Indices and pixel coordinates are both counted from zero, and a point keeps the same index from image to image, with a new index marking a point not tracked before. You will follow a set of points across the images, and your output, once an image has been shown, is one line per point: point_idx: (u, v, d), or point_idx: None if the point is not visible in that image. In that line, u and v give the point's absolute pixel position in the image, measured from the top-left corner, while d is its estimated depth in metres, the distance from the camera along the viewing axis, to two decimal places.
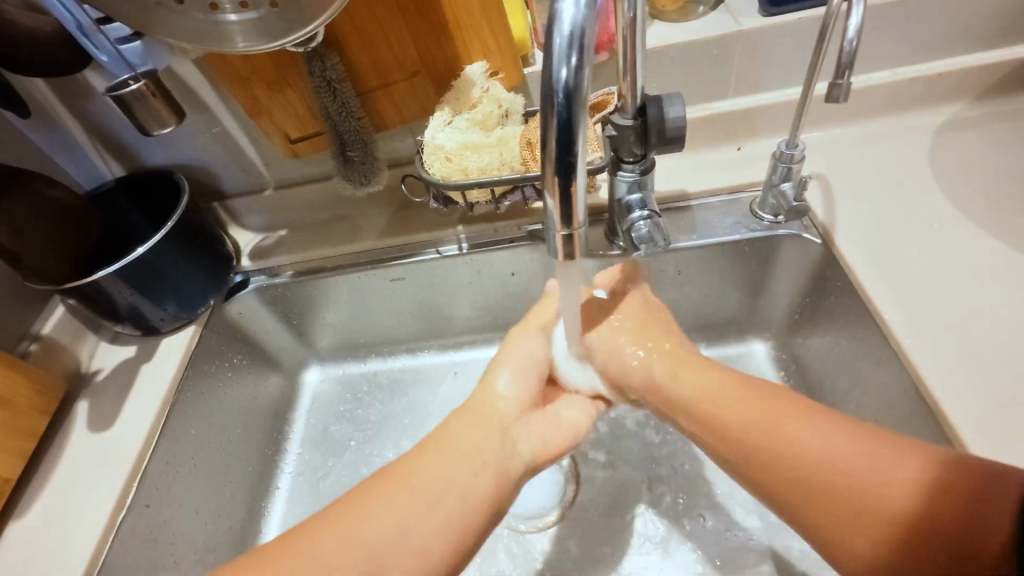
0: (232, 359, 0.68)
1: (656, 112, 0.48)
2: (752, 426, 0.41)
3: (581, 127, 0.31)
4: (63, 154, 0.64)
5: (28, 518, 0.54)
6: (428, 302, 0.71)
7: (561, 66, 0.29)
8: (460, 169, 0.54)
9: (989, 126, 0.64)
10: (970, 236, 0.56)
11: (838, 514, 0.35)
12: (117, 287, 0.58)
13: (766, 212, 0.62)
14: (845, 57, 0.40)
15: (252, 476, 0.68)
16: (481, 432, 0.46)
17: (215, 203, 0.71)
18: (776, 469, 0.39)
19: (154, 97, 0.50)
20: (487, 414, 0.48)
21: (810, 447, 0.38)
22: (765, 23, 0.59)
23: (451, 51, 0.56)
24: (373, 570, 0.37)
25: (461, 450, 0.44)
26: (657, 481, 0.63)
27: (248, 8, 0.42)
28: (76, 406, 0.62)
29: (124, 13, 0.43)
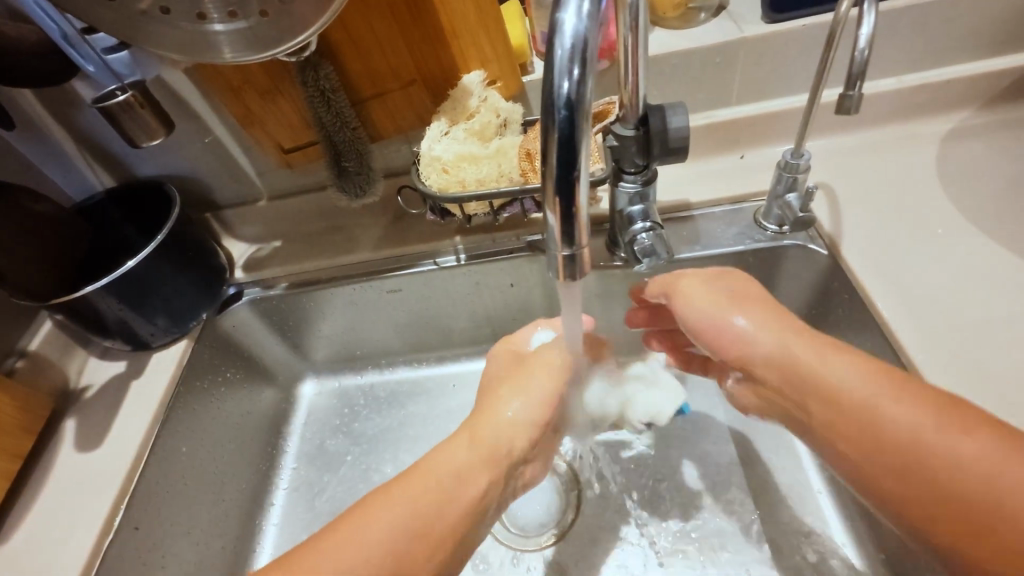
0: (225, 373, 0.66)
1: (658, 123, 0.46)
2: (897, 426, 0.35)
3: (584, 141, 0.29)
4: (51, 165, 0.62)
5: (11, 544, 0.52)
6: (426, 314, 0.70)
7: (563, 78, 0.28)
8: (457, 180, 0.53)
9: (995, 134, 0.63)
10: (979, 247, 0.54)
11: (943, 498, 0.33)
12: (104, 301, 0.56)
13: (771, 221, 0.60)
14: (856, 67, 0.39)
15: (247, 494, 0.67)
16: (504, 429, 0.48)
17: (209, 213, 0.69)
18: (955, 505, 0.32)
19: (142, 108, 0.49)
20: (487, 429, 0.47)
21: (919, 430, 0.34)
22: (768, 30, 0.58)
23: (447, 58, 0.54)
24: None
25: (472, 441, 0.46)
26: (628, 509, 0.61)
27: (237, 17, 0.41)
28: (63, 424, 0.60)
29: (107, 23, 0.41)
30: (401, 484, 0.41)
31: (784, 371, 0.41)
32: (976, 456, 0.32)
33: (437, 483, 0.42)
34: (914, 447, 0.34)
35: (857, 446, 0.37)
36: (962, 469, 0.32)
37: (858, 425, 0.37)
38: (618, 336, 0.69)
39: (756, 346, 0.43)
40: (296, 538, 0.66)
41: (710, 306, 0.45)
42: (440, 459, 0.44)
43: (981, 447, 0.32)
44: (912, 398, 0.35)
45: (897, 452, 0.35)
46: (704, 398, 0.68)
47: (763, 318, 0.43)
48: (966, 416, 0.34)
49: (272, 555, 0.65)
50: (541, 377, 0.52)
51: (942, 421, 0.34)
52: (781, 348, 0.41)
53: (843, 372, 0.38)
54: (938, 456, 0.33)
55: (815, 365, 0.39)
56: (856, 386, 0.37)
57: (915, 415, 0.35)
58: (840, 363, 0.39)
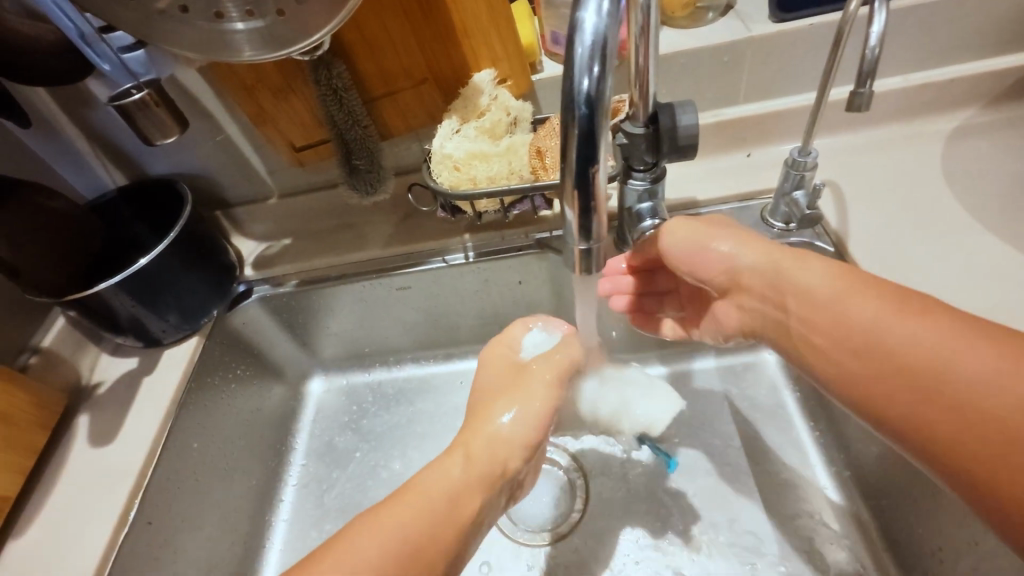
0: (235, 370, 0.67)
1: (669, 120, 0.46)
2: (865, 324, 0.37)
3: (602, 137, 0.29)
4: (65, 163, 0.63)
5: (26, 538, 0.53)
6: (434, 311, 0.70)
7: (583, 75, 0.28)
8: (468, 178, 0.53)
9: (1000, 133, 0.63)
10: (986, 244, 0.55)
11: (911, 387, 0.34)
12: (117, 297, 0.56)
13: (777, 219, 0.60)
14: (866, 65, 0.39)
15: (257, 489, 0.67)
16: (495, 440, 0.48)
17: (219, 211, 0.70)
18: (921, 392, 0.33)
19: (157, 106, 0.49)
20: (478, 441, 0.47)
21: (883, 323, 0.36)
22: (776, 29, 0.59)
23: (458, 57, 0.55)
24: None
25: (467, 456, 0.46)
26: (636, 504, 0.62)
27: (255, 16, 0.41)
28: (76, 420, 0.60)
29: (126, 22, 0.42)
30: (391, 505, 0.40)
31: (764, 279, 0.44)
32: (929, 336, 0.34)
33: (432, 498, 0.41)
34: (880, 341, 0.36)
35: (828, 339, 0.39)
36: (924, 355, 0.34)
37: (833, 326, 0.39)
38: (626, 333, 0.70)
39: (743, 263, 0.46)
40: (306, 534, 0.66)
41: (698, 239, 0.48)
42: (431, 479, 0.43)
43: (930, 326, 0.34)
44: (878, 295, 0.37)
45: (865, 345, 0.37)
46: (711, 394, 0.69)
47: (747, 242, 0.46)
48: (931, 307, 0.35)
49: (282, 551, 0.65)
50: (535, 391, 0.51)
51: (903, 309, 0.36)
52: (768, 263, 0.44)
53: (815, 275, 0.41)
54: (902, 348, 0.35)
55: (788, 274, 0.43)
56: (824, 286, 0.40)
57: (871, 306, 0.37)
58: (814, 267, 0.41)
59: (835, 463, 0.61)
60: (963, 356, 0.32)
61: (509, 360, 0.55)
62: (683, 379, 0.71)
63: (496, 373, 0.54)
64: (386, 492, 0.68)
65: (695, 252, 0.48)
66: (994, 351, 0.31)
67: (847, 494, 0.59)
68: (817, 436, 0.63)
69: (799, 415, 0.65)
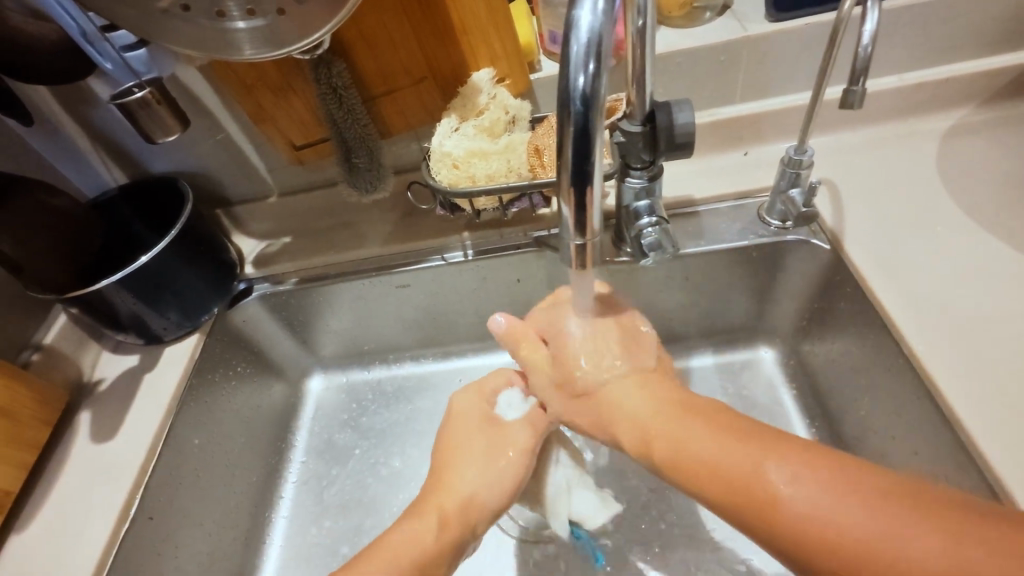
0: (235, 367, 0.67)
1: (666, 119, 0.47)
2: (708, 464, 0.36)
3: (598, 134, 0.30)
4: (66, 161, 0.63)
5: (28, 532, 0.53)
6: (433, 309, 0.71)
7: (578, 73, 0.29)
8: (467, 176, 0.54)
9: (995, 131, 0.64)
10: (981, 241, 0.55)
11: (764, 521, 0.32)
12: (118, 294, 0.57)
13: (774, 217, 0.61)
14: (859, 63, 0.40)
15: (256, 486, 0.68)
16: (453, 499, 0.47)
17: (219, 210, 0.70)
18: (773, 525, 0.32)
19: (159, 105, 0.50)
20: (435, 504, 0.47)
21: (721, 462, 0.35)
22: (772, 29, 0.59)
23: (456, 55, 0.55)
24: None
25: (423, 517, 0.45)
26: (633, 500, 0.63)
27: (256, 15, 0.42)
28: (78, 416, 0.61)
29: (127, 20, 0.42)
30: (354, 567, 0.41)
31: (648, 456, 0.41)
32: (797, 494, 0.31)
33: (391, 556, 0.42)
34: (723, 473, 0.35)
35: (717, 506, 0.35)
36: (765, 488, 0.33)
37: (688, 463, 0.37)
38: None
39: (614, 425, 0.44)
40: (306, 529, 0.67)
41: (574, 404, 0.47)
42: (403, 537, 0.43)
43: (804, 488, 0.31)
44: (711, 433, 0.37)
45: (713, 480, 0.35)
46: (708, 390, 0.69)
47: (650, 397, 0.43)
48: (756, 439, 0.36)
49: (282, 546, 0.66)
50: (511, 451, 0.49)
51: (775, 454, 0.34)
52: (637, 434, 0.41)
53: (676, 422, 0.40)
54: (744, 480, 0.34)
55: (663, 438, 0.40)
56: (700, 447, 0.37)
57: (710, 445, 0.37)
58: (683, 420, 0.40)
59: None
60: (825, 517, 0.30)
61: (486, 417, 0.52)
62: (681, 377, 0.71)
63: (475, 430, 0.52)
64: (385, 489, 0.68)
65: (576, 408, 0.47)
66: (811, 478, 0.32)
67: None
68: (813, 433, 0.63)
69: (795, 413, 0.65)
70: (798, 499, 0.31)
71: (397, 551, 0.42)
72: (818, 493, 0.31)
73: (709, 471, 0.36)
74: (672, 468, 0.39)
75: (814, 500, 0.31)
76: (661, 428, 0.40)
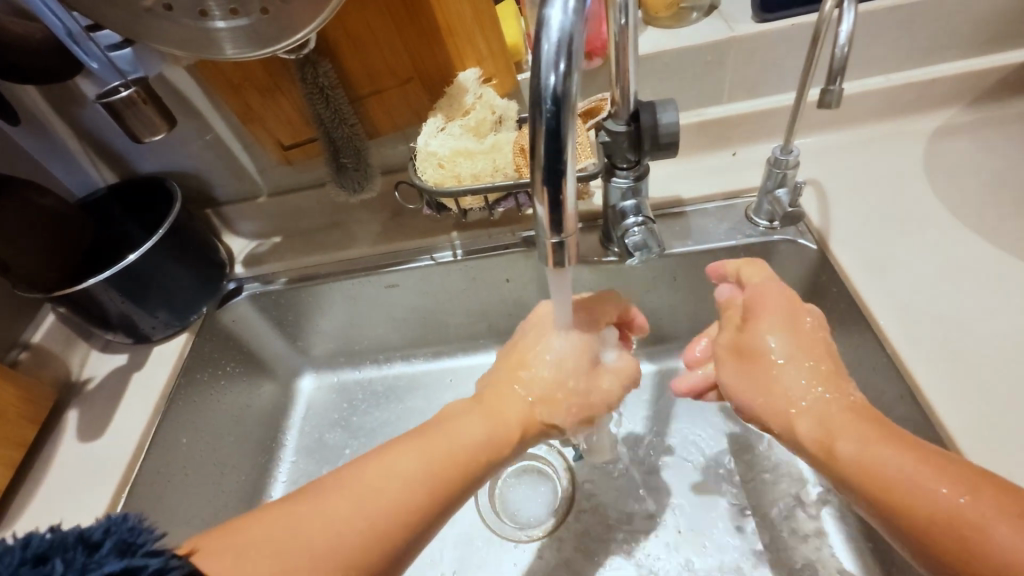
0: (225, 367, 0.67)
1: (649, 119, 0.47)
2: (892, 487, 0.34)
3: (570, 133, 0.30)
4: (53, 160, 0.63)
5: (15, 530, 0.53)
6: (423, 309, 0.71)
7: (549, 72, 0.29)
8: (452, 175, 0.54)
9: (982, 131, 0.64)
10: (967, 242, 0.55)
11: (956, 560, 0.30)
12: (106, 294, 0.57)
13: (761, 217, 0.61)
14: (837, 63, 0.40)
15: (246, 485, 0.68)
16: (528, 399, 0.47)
17: (209, 209, 0.70)
18: (967, 566, 0.30)
19: (145, 104, 0.50)
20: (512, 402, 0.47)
21: (903, 482, 0.34)
22: (758, 29, 0.59)
23: (442, 55, 0.55)
24: (389, 509, 0.37)
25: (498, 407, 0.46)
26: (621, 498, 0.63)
27: (238, 15, 0.42)
28: (66, 415, 0.61)
29: (111, 20, 0.42)
30: (433, 435, 0.42)
31: (813, 449, 0.40)
32: (1016, 538, 0.28)
33: (464, 436, 0.43)
34: (908, 495, 0.33)
35: (897, 528, 0.34)
36: (961, 526, 0.30)
37: (864, 475, 0.36)
38: None
39: (790, 417, 0.42)
40: None
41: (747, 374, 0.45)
42: (485, 437, 0.43)
43: (1022, 533, 0.28)
44: (902, 450, 0.35)
45: (895, 502, 0.34)
46: None
47: (836, 398, 0.41)
48: (960, 469, 0.32)
49: None
50: (599, 398, 0.48)
51: (974, 488, 0.31)
52: (818, 427, 0.40)
53: (874, 443, 0.36)
54: (934, 511, 0.32)
55: (844, 438, 0.38)
56: (890, 464, 0.35)
57: (895, 459, 0.35)
58: (878, 439, 0.36)
59: None
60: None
61: (591, 354, 0.49)
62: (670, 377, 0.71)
63: (579, 359, 0.48)
64: None
65: (745, 380, 0.45)
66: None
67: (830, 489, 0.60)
68: None
69: None
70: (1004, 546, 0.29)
71: (472, 428, 0.44)
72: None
73: (890, 491, 0.34)
74: (843, 477, 0.37)
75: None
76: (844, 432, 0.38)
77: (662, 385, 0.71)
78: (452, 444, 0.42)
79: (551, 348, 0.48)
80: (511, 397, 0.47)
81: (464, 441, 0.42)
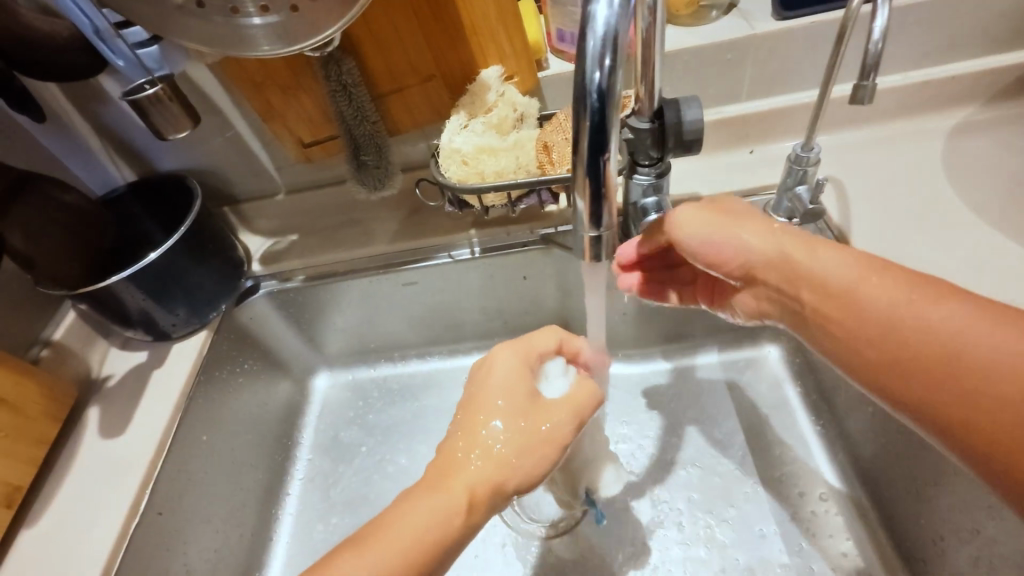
0: (243, 365, 0.67)
1: (673, 116, 0.47)
2: (847, 291, 0.37)
3: (612, 129, 0.30)
4: (73, 158, 0.64)
5: (39, 526, 0.54)
6: (439, 307, 0.71)
7: (594, 68, 0.29)
8: (476, 172, 0.54)
9: (1000, 129, 0.64)
10: (989, 238, 0.55)
11: (892, 345, 0.34)
12: (128, 291, 0.57)
13: (780, 215, 0.60)
14: (869, 59, 0.40)
15: (264, 482, 0.68)
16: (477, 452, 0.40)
17: (227, 207, 0.71)
18: (904, 349, 0.34)
19: (170, 101, 0.50)
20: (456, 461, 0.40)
21: (852, 285, 0.36)
22: (778, 27, 0.59)
23: (465, 54, 0.55)
24: None
25: (443, 471, 0.39)
26: (639, 495, 0.63)
27: (271, 12, 0.42)
28: (87, 412, 0.61)
29: (142, 16, 0.42)
30: (373, 530, 0.36)
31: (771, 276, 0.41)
32: (947, 319, 0.32)
33: (409, 524, 0.36)
34: (854, 296, 0.36)
35: (839, 328, 0.37)
36: (902, 318, 0.34)
37: (817, 286, 0.38)
38: (630, 327, 0.71)
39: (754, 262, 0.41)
40: (313, 526, 0.67)
41: (714, 223, 0.42)
42: (425, 518, 0.36)
43: (954, 310, 0.32)
44: (852, 263, 0.37)
45: (841, 304, 0.37)
46: (714, 386, 0.70)
47: (770, 233, 0.41)
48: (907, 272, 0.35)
49: (289, 543, 0.66)
50: (550, 434, 0.42)
51: (916, 288, 0.34)
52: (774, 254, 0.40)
53: (828, 259, 0.38)
54: (878, 309, 0.35)
55: (801, 258, 0.39)
56: (846, 272, 0.37)
57: (843, 264, 0.37)
58: (828, 253, 0.38)
59: (836, 455, 0.62)
60: (975, 338, 0.31)
61: (532, 365, 0.46)
62: (687, 374, 0.71)
63: (519, 392, 0.43)
64: (392, 486, 0.68)
65: (710, 230, 0.42)
66: (959, 309, 0.32)
67: (849, 485, 0.60)
68: (819, 431, 0.64)
69: (801, 409, 0.66)
70: (940, 324, 0.32)
71: (418, 512, 0.36)
72: (962, 324, 0.32)
73: (838, 298, 0.37)
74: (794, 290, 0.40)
75: (958, 329, 0.32)
76: (806, 262, 0.39)
77: (679, 383, 0.71)
78: (396, 539, 0.35)
79: (487, 397, 0.43)
80: (459, 460, 0.40)
81: (411, 529, 0.36)
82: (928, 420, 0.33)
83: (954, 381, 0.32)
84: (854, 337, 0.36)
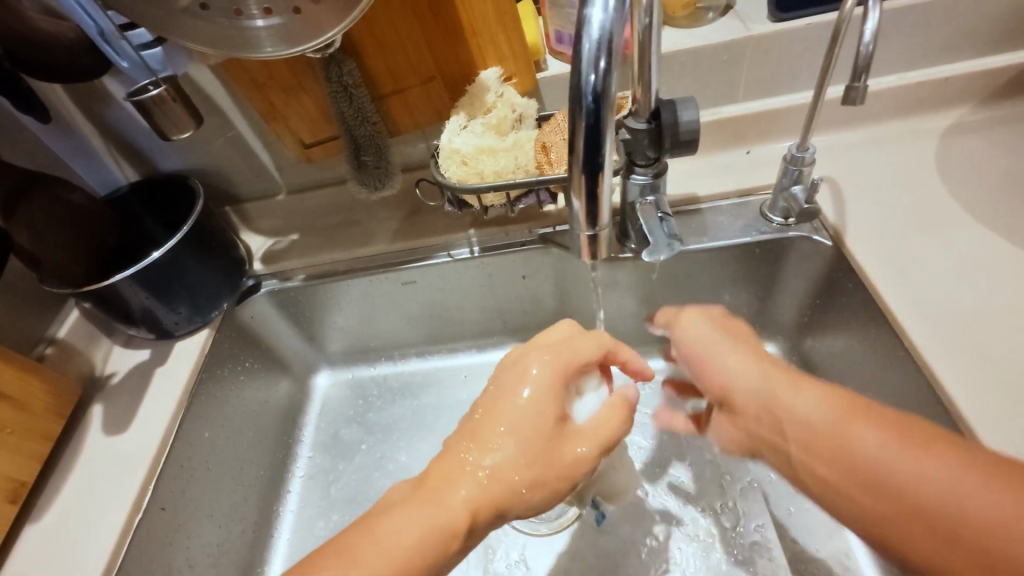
0: (244, 363, 0.68)
1: (670, 117, 0.47)
2: (837, 439, 0.37)
3: (608, 129, 0.31)
4: (76, 158, 0.64)
5: (43, 521, 0.54)
6: (439, 306, 0.72)
7: (590, 70, 0.29)
8: (475, 172, 0.55)
9: (994, 129, 0.65)
10: (981, 237, 0.56)
11: (873, 492, 0.35)
12: (131, 289, 0.58)
13: (776, 214, 0.62)
14: (861, 60, 0.41)
15: (265, 479, 0.68)
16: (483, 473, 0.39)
17: (229, 206, 0.72)
18: (891, 499, 0.34)
19: (174, 102, 0.50)
20: (460, 473, 0.39)
21: (834, 434, 0.37)
22: (774, 29, 0.60)
23: (465, 55, 0.56)
24: None
25: (446, 482, 0.39)
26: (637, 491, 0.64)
27: (273, 14, 0.43)
28: (91, 409, 0.61)
29: (147, 18, 0.43)
30: (371, 535, 0.36)
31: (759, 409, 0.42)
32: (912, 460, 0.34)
33: (405, 535, 0.36)
34: (841, 444, 0.37)
35: (817, 464, 0.38)
36: (882, 465, 0.35)
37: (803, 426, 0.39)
38: (628, 325, 0.71)
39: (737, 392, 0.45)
40: (314, 523, 0.67)
41: (716, 339, 0.49)
42: (421, 533, 0.36)
43: (945, 463, 0.33)
44: (836, 407, 0.39)
45: (828, 451, 0.37)
46: None
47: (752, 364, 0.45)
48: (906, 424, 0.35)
49: (290, 539, 0.67)
50: (568, 466, 0.40)
51: (900, 435, 0.35)
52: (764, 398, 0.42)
53: (813, 406, 0.40)
54: (863, 456, 0.35)
55: (791, 401, 0.41)
56: (825, 419, 0.38)
57: (825, 412, 0.39)
58: (812, 398, 0.40)
59: None
60: (956, 494, 0.32)
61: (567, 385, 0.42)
62: None
63: (546, 417, 0.40)
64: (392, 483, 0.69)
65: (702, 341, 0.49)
66: (944, 459, 0.33)
67: None
68: None
69: None
70: (922, 479, 0.33)
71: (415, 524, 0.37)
72: (937, 468, 0.33)
73: (823, 437, 0.38)
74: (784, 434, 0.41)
75: (938, 485, 0.32)
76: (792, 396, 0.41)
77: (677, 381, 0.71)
78: (391, 550, 0.35)
79: (508, 412, 0.41)
80: (463, 473, 0.39)
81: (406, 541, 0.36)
82: (903, 499, 0.34)
83: (925, 513, 0.32)
84: (840, 446, 0.37)
